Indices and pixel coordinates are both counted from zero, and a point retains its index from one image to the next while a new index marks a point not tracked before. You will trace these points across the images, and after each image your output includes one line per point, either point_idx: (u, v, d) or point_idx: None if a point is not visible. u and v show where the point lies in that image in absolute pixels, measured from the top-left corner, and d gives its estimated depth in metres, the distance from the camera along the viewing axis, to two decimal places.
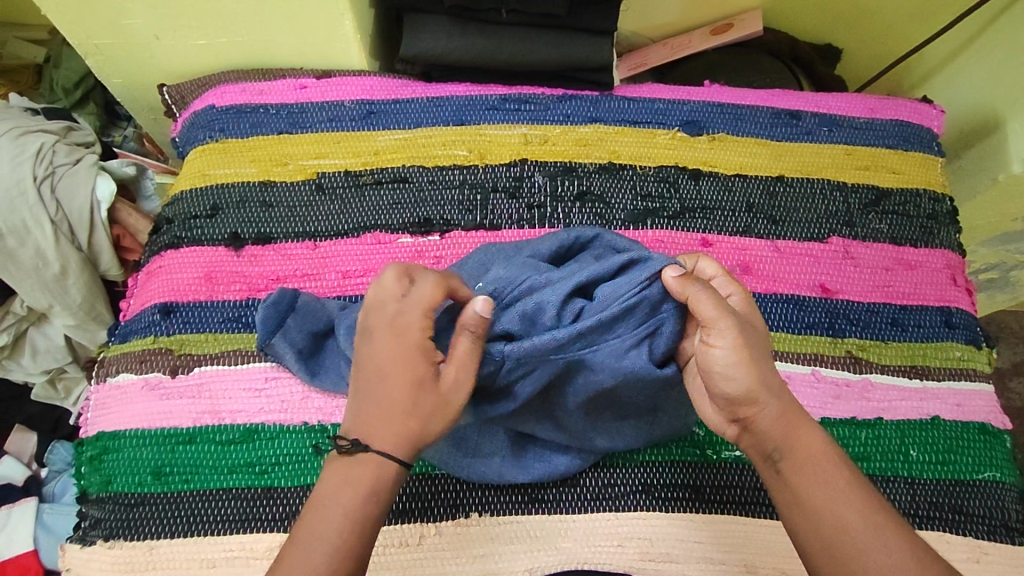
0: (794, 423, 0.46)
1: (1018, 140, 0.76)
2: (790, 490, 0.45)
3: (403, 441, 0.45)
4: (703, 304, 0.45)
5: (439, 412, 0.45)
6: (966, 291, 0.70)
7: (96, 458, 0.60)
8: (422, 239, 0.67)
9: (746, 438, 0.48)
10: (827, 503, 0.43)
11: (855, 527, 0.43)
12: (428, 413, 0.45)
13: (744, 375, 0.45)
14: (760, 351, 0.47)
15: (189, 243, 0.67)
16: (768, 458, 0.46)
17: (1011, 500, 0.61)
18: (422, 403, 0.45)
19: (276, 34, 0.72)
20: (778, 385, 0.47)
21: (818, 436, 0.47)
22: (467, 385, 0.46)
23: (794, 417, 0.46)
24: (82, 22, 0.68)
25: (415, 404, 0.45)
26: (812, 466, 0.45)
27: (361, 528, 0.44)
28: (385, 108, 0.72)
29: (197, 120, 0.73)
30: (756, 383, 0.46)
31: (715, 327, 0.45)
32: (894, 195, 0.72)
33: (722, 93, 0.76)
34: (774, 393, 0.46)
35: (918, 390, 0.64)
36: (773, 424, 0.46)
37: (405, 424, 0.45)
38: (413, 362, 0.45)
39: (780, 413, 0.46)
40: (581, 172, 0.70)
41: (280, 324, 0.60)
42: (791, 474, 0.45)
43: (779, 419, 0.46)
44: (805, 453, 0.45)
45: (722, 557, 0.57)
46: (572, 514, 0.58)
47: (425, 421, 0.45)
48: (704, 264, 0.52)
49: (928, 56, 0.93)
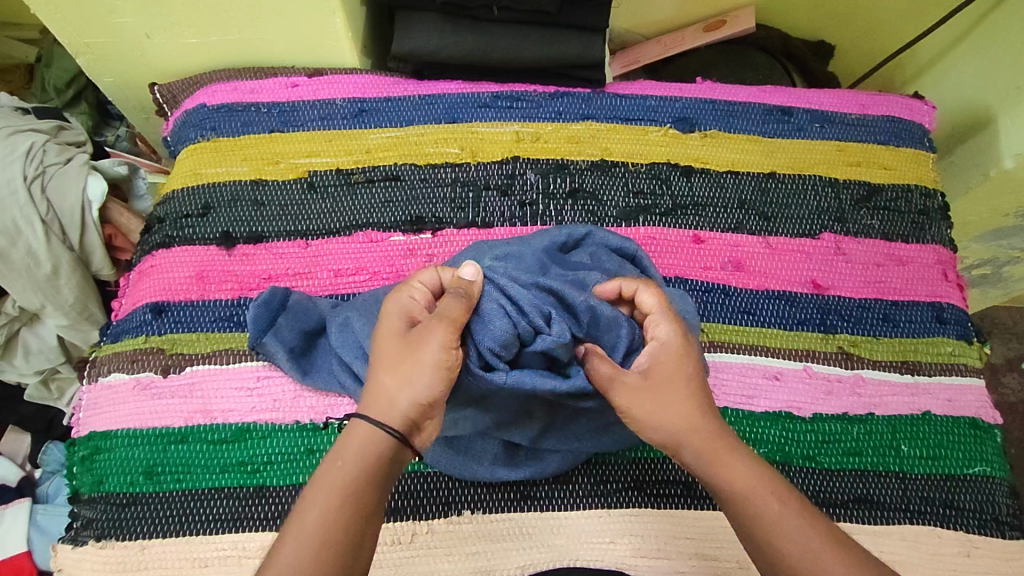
0: (720, 455, 0.46)
1: (1011, 135, 0.76)
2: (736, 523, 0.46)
3: (382, 404, 0.45)
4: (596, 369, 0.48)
5: (416, 363, 0.45)
6: (957, 286, 0.70)
7: (88, 458, 0.60)
8: (415, 237, 0.67)
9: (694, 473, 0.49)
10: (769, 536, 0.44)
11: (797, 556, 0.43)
12: (405, 366, 0.45)
13: (657, 423, 0.47)
14: (666, 399, 0.48)
15: (180, 242, 0.67)
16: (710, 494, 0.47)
17: (1002, 494, 0.62)
18: (399, 357, 0.46)
19: (267, 31, 0.71)
20: (698, 418, 0.47)
21: (748, 466, 0.46)
22: (439, 330, 0.46)
23: (716, 451, 0.47)
24: (72, 21, 0.68)
25: (392, 359, 0.46)
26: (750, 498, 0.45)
27: (342, 512, 0.42)
28: (376, 106, 0.72)
29: (190, 119, 0.72)
30: (666, 423, 0.47)
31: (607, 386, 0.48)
32: (886, 190, 0.72)
33: (715, 89, 0.76)
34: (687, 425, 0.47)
35: (910, 385, 0.65)
36: (700, 459, 0.47)
37: (385, 384, 0.46)
38: (394, 322, 0.48)
39: (700, 451, 0.47)
40: (574, 169, 0.70)
41: (272, 322, 0.60)
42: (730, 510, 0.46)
43: (701, 452, 0.47)
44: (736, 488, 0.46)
45: (714, 553, 0.57)
46: (565, 511, 0.58)
47: (402, 379, 0.45)
48: (644, 295, 0.51)
49: (922, 51, 0.93)
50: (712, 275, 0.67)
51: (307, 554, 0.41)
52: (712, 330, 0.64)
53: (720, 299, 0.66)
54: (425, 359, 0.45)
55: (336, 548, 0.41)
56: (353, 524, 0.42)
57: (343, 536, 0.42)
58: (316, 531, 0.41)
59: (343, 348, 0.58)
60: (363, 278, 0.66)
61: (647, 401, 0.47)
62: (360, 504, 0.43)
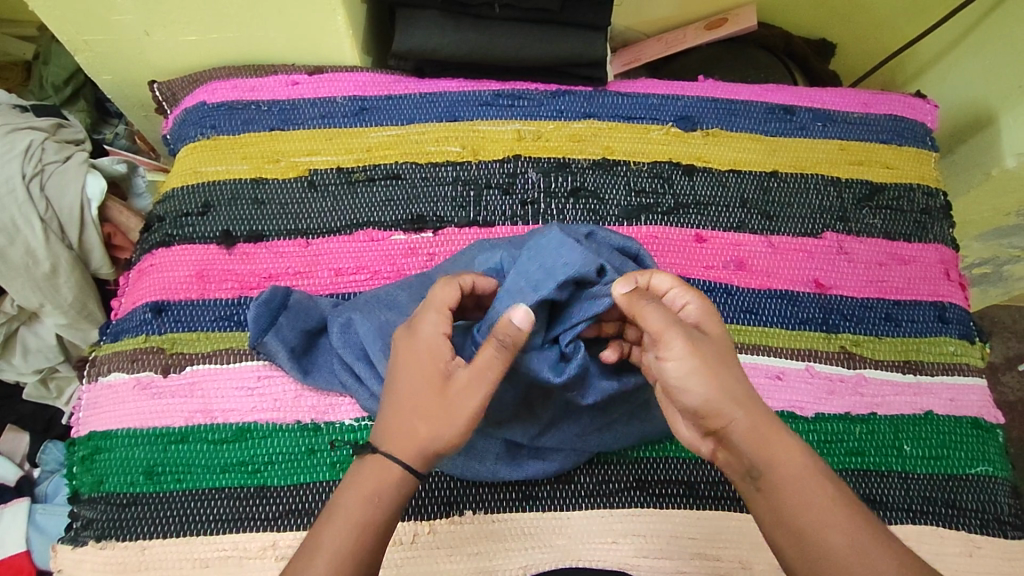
0: (771, 438, 0.46)
1: (1013, 134, 0.76)
2: (771, 505, 0.45)
3: (413, 446, 0.45)
4: (649, 317, 0.46)
5: (450, 413, 0.45)
6: (959, 286, 0.70)
7: (87, 458, 0.60)
8: (416, 236, 0.67)
9: (724, 454, 0.47)
10: (814, 523, 0.43)
11: (839, 549, 0.42)
12: (439, 418, 0.45)
13: (702, 385, 0.45)
14: (716, 364, 0.46)
15: (180, 241, 0.66)
16: (748, 475, 0.46)
17: (1003, 494, 0.62)
18: (433, 406, 0.45)
19: (267, 29, 0.71)
20: (748, 396, 0.46)
21: (796, 452, 0.46)
22: (481, 387, 0.45)
23: (769, 432, 0.46)
24: (71, 18, 0.67)
25: (426, 406, 0.46)
26: (796, 483, 0.44)
27: (365, 535, 0.44)
28: (377, 104, 0.72)
29: (189, 117, 0.72)
30: (717, 395, 0.46)
31: (664, 341, 0.46)
32: (888, 189, 0.72)
33: (717, 88, 0.76)
34: (741, 401, 0.46)
35: (912, 385, 0.65)
36: (750, 436, 0.45)
37: (418, 428, 0.45)
38: (424, 363, 0.47)
39: (753, 427, 0.45)
40: (576, 167, 0.70)
41: (273, 321, 0.60)
42: (771, 493, 0.45)
43: (755, 429, 0.45)
44: (784, 472, 0.45)
45: (715, 553, 0.57)
46: (568, 511, 0.58)
47: (434, 426, 0.45)
48: (658, 278, 0.50)
49: (923, 50, 0.92)
50: (715, 274, 0.67)
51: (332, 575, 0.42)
52: None
53: (722, 299, 0.66)
54: (461, 417, 0.45)
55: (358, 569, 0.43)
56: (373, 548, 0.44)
57: (363, 556, 0.43)
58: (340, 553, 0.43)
59: (345, 348, 0.58)
60: (364, 277, 0.65)
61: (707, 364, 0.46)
62: (381, 529, 0.44)
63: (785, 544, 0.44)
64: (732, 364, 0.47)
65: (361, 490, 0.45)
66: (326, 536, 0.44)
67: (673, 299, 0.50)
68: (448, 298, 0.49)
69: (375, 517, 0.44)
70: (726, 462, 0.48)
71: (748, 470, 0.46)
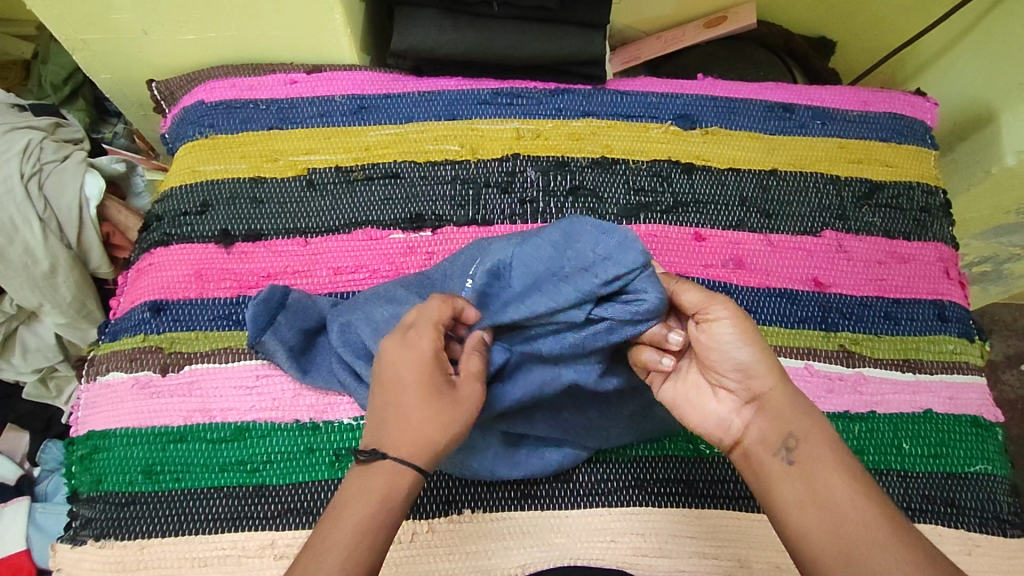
0: (806, 413, 0.48)
1: (1013, 132, 0.75)
2: (803, 476, 0.46)
3: (420, 451, 0.45)
4: (688, 292, 0.48)
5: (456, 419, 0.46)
6: (959, 284, 0.70)
7: (86, 457, 0.60)
8: (414, 235, 0.67)
9: (757, 424, 0.49)
10: (846, 495, 0.44)
11: (871, 520, 0.43)
12: (450, 420, 0.45)
13: (750, 350, 0.48)
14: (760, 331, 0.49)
15: (178, 240, 0.66)
16: (782, 446, 0.47)
17: (1003, 492, 0.62)
18: (442, 411, 0.45)
19: (265, 27, 0.71)
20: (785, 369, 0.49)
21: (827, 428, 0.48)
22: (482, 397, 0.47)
23: (803, 405, 0.48)
24: (69, 17, 0.67)
25: (433, 413, 0.45)
26: (827, 457, 0.46)
27: (375, 537, 0.44)
28: (375, 103, 0.72)
29: (187, 116, 0.72)
30: (760, 361, 0.48)
31: (711, 309, 0.47)
32: (887, 187, 0.72)
33: (716, 86, 0.75)
34: (782, 374, 0.48)
35: (911, 383, 0.64)
36: (787, 406, 0.48)
37: (428, 433, 0.45)
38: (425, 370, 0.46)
39: (788, 396, 0.48)
40: (575, 166, 0.70)
41: (271, 320, 0.59)
42: (804, 464, 0.46)
43: (792, 401, 0.48)
44: (817, 443, 0.47)
45: (714, 552, 0.57)
46: (566, 510, 0.58)
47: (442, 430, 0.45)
48: None
49: (923, 47, 0.92)
50: (714, 272, 0.67)
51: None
52: None
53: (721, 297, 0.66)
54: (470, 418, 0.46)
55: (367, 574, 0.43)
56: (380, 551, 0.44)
57: (370, 561, 0.43)
58: (351, 558, 0.42)
59: (345, 348, 0.58)
60: (363, 276, 0.65)
61: (755, 334, 0.48)
62: (387, 533, 0.44)
63: (814, 517, 0.44)
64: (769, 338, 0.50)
65: (373, 495, 0.44)
66: (335, 542, 0.43)
67: None
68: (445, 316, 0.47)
69: (384, 521, 0.44)
70: (758, 436, 0.48)
71: (784, 439, 0.47)
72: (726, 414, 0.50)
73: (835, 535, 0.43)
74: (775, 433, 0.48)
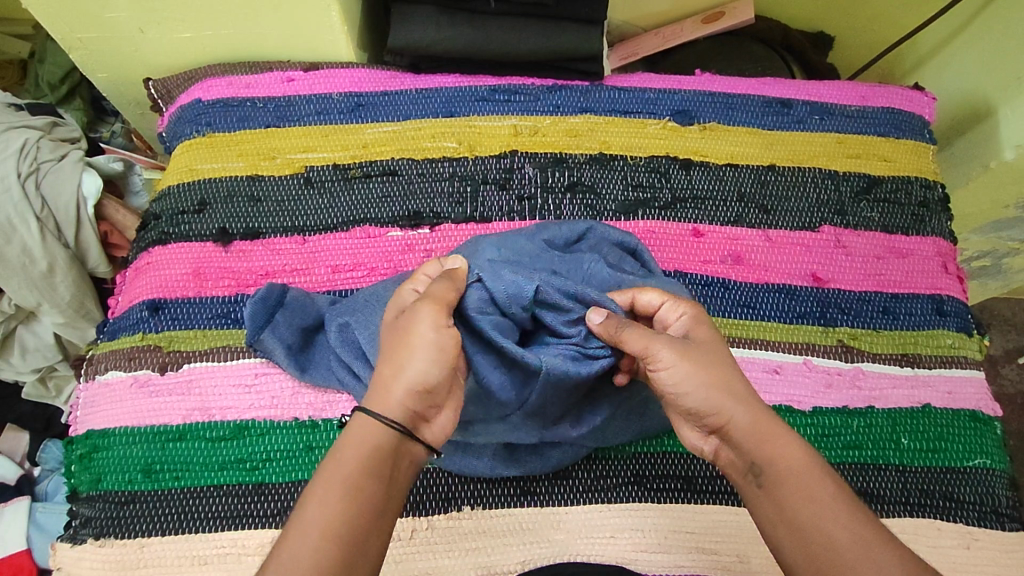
0: (770, 433, 0.46)
1: (1011, 126, 0.75)
2: (772, 502, 0.45)
3: (379, 394, 0.45)
4: (629, 336, 0.48)
5: (409, 348, 0.45)
6: (958, 279, 0.70)
7: (86, 456, 0.60)
8: (412, 232, 0.67)
9: (726, 453, 0.49)
10: (814, 519, 0.43)
11: (841, 544, 0.42)
12: (402, 355, 0.45)
13: (699, 386, 0.47)
14: (710, 364, 0.48)
15: (176, 239, 0.66)
16: (749, 472, 0.47)
17: (1002, 486, 0.62)
18: (393, 347, 0.46)
19: (262, 25, 0.71)
20: (742, 395, 0.47)
21: (797, 445, 0.46)
22: (427, 312, 0.46)
23: (766, 428, 0.46)
24: (65, 16, 0.67)
25: (390, 348, 0.46)
26: (793, 478, 0.45)
27: (335, 495, 0.42)
28: (373, 100, 0.72)
29: (185, 115, 0.72)
30: (713, 394, 0.47)
31: (652, 354, 0.48)
32: (887, 182, 0.71)
33: (714, 82, 0.75)
34: (739, 401, 0.47)
35: (910, 378, 0.64)
36: (747, 433, 0.46)
37: (384, 373, 0.45)
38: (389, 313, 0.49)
39: (748, 422, 0.46)
40: (572, 163, 0.70)
41: (268, 319, 0.60)
42: (771, 489, 0.45)
43: (753, 424, 0.47)
44: (783, 466, 0.45)
45: (714, 547, 0.57)
46: (566, 506, 0.58)
47: (397, 363, 0.45)
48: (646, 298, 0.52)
49: (922, 41, 0.92)
50: (712, 268, 0.67)
51: (310, 550, 0.40)
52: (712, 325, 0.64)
53: (719, 293, 0.66)
54: (415, 342, 0.45)
55: (327, 534, 0.40)
56: (361, 513, 0.42)
57: (333, 521, 0.41)
58: (319, 524, 0.41)
59: (344, 348, 0.58)
60: (362, 274, 0.65)
61: (700, 367, 0.47)
62: (349, 493, 0.42)
63: (788, 546, 0.44)
64: (725, 362, 0.48)
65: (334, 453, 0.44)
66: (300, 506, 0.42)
67: (665, 313, 0.51)
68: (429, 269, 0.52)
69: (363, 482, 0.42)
70: (728, 460, 0.49)
71: (749, 465, 0.46)
72: (698, 441, 0.51)
73: (807, 563, 0.43)
74: (741, 460, 0.47)
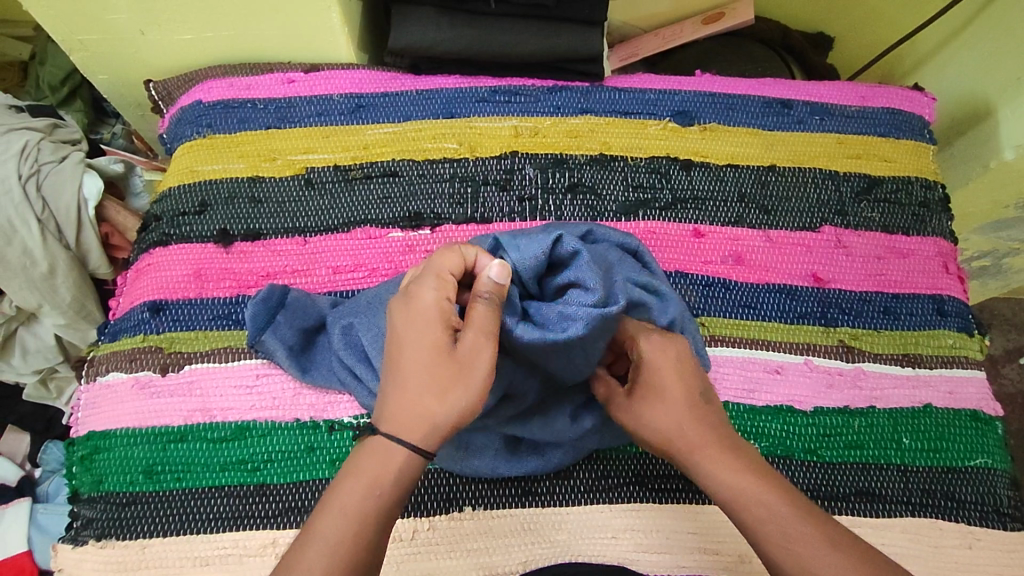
0: (708, 448, 0.49)
1: (1012, 125, 0.75)
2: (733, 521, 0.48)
3: (418, 422, 0.44)
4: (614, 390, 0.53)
5: (458, 385, 0.44)
6: (958, 279, 0.70)
7: (87, 457, 0.60)
8: (413, 233, 0.67)
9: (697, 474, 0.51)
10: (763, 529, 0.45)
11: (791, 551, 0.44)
12: (450, 390, 0.44)
13: (656, 425, 0.50)
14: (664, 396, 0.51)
15: (177, 240, 0.66)
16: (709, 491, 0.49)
17: (1003, 486, 0.62)
18: (438, 376, 0.44)
19: (263, 26, 0.71)
20: (687, 422, 0.50)
21: (736, 461, 0.48)
22: (485, 349, 0.44)
23: (704, 449, 0.49)
24: (67, 18, 0.67)
25: (433, 378, 0.44)
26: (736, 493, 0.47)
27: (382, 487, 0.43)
28: (374, 101, 0.72)
29: (185, 116, 0.72)
30: (665, 430, 0.50)
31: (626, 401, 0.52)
32: (887, 182, 0.72)
33: (714, 82, 0.75)
34: (684, 428, 0.50)
35: (911, 378, 0.64)
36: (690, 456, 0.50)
37: (426, 402, 0.44)
38: (427, 330, 0.45)
39: (690, 447, 0.49)
40: (572, 163, 0.70)
41: (270, 320, 0.60)
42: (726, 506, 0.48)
43: (697, 446, 0.49)
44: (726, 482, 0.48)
45: (716, 547, 0.57)
46: (565, 507, 0.58)
47: (441, 396, 0.44)
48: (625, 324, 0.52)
49: (922, 42, 0.92)
50: (713, 269, 0.67)
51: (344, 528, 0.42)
52: (712, 325, 0.64)
53: (720, 293, 0.66)
54: (470, 380, 0.44)
55: (368, 522, 0.43)
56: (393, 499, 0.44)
57: (374, 510, 0.43)
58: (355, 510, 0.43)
59: (346, 350, 0.57)
60: (363, 275, 0.65)
61: (655, 407, 0.51)
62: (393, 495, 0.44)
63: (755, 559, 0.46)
64: (678, 390, 0.51)
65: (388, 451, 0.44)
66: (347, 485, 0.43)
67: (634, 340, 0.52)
68: (449, 265, 0.46)
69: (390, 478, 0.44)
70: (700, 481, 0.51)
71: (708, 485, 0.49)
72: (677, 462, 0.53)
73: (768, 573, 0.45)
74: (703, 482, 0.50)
